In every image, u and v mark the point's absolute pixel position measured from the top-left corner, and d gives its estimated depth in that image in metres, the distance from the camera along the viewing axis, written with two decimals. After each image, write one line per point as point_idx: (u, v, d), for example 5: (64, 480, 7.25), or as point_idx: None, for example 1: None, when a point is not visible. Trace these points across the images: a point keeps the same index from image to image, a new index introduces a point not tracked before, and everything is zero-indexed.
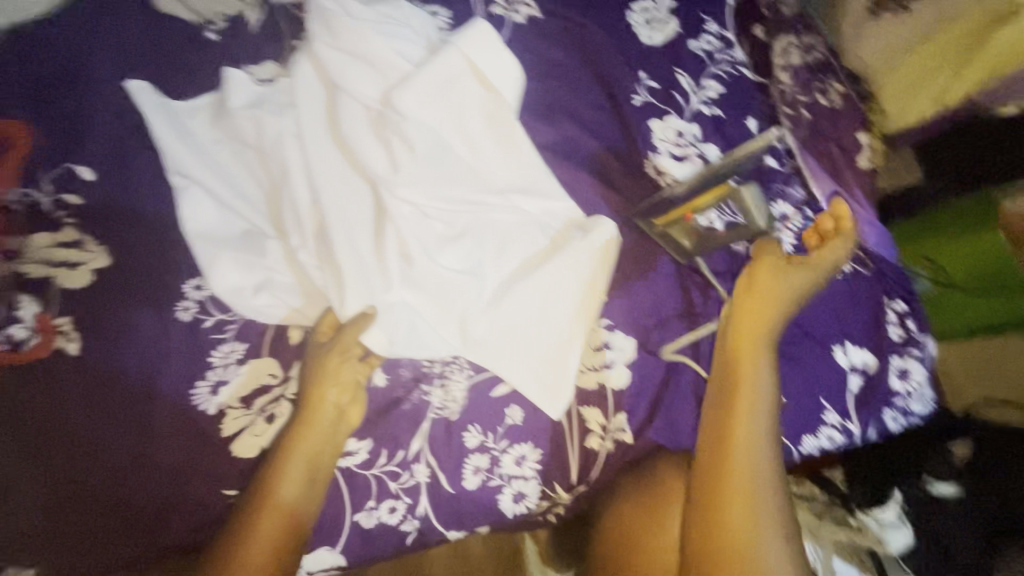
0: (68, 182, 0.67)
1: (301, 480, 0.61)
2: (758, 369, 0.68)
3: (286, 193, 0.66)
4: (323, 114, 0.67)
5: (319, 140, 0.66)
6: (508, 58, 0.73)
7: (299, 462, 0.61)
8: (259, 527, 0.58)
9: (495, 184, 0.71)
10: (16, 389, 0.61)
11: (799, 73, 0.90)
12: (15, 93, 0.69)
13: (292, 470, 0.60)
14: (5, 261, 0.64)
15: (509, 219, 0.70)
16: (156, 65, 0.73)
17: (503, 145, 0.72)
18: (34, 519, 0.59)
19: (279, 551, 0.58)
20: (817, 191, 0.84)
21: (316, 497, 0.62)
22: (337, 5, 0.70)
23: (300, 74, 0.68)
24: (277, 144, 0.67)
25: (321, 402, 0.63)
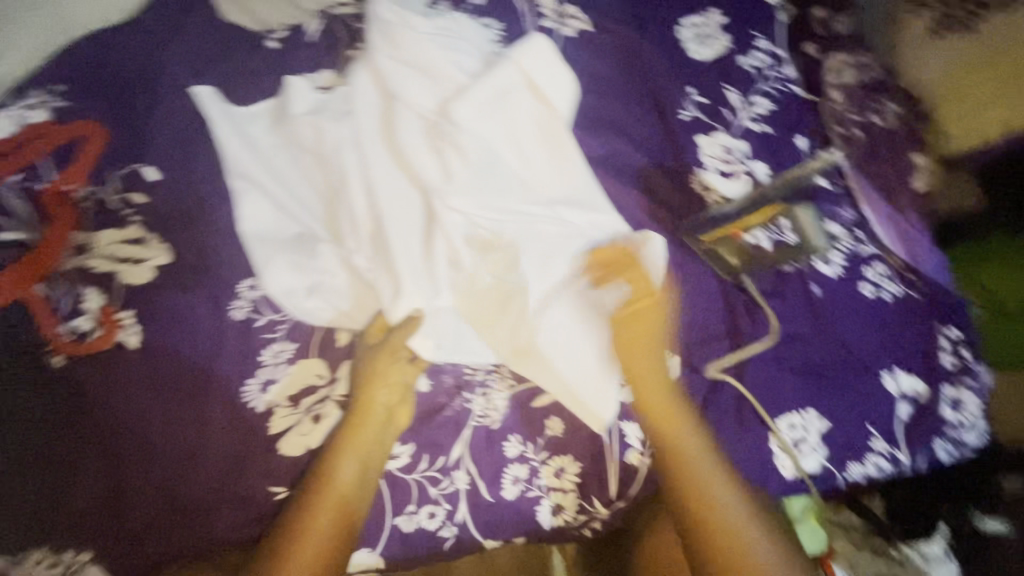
0: (135, 181, 0.70)
1: (351, 480, 0.62)
2: (682, 429, 0.68)
3: (342, 198, 0.68)
4: (381, 122, 0.69)
5: (376, 147, 0.68)
6: (563, 69, 0.74)
7: (351, 462, 0.62)
8: (313, 523, 0.60)
9: (545, 194, 0.71)
10: (84, 378, 0.64)
11: (852, 92, 0.89)
12: (92, 97, 0.73)
13: (344, 468, 0.62)
14: (73, 255, 0.66)
15: (557, 230, 0.69)
16: (219, 71, 0.76)
17: (553, 157, 0.72)
18: (98, 504, 0.62)
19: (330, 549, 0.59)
20: (868, 212, 0.83)
21: (366, 497, 0.63)
22: (398, 21, 0.73)
23: (361, 83, 0.71)
24: (335, 150, 0.69)
25: (372, 405, 0.64)
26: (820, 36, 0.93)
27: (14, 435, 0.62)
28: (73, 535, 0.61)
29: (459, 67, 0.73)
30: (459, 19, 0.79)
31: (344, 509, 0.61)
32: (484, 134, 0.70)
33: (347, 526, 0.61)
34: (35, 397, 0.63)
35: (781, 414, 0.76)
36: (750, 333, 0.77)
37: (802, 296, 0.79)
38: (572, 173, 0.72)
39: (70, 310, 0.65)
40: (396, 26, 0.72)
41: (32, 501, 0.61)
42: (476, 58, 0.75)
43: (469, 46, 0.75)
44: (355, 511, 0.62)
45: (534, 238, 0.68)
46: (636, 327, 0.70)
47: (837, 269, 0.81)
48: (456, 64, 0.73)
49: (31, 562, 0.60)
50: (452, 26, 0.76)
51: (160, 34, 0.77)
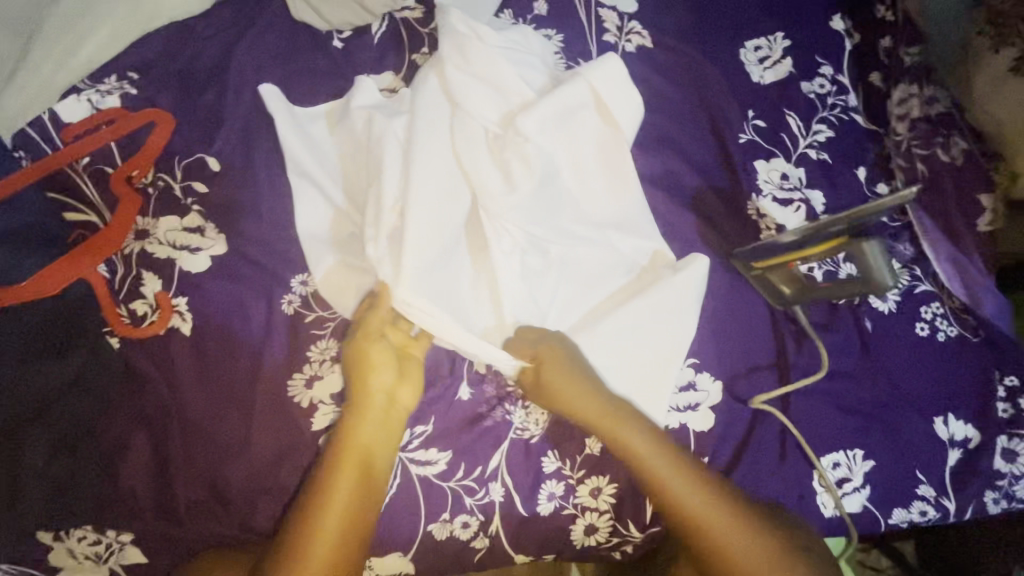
0: (198, 171, 0.71)
1: (359, 471, 0.59)
2: (639, 437, 0.63)
3: (382, 190, 0.64)
4: (440, 126, 0.68)
5: (432, 148, 0.66)
6: (632, 93, 0.73)
7: (357, 450, 0.59)
8: (325, 514, 0.56)
9: (594, 218, 0.72)
10: (138, 360, 0.65)
11: (916, 124, 0.85)
12: (162, 86, 0.75)
13: (352, 457, 0.59)
14: (137, 240, 0.69)
15: (605, 254, 0.71)
16: (287, 69, 0.77)
17: (609, 182, 0.73)
18: (139, 482, 0.62)
19: (344, 543, 0.56)
20: (928, 249, 0.81)
21: (378, 489, 0.60)
22: (470, 30, 0.72)
23: (425, 84, 0.69)
24: (388, 144, 0.66)
25: (372, 392, 0.61)
26: (884, 64, 0.90)
27: (67, 413, 0.61)
28: (115, 516, 0.62)
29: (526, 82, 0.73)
30: (526, 30, 0.78)
31: (356, 501, 0.57)
32: (544, 152, 0.69)
33: (360, 518, 0.57)
34: (94, 375, 0.63)
35: (827, 451, 0.74)
36: (798, 365, 0.76)
37: (854, 331, 0.78)
38: (624, 201, 0.73)
39: (129, 291, 0.67)
40: (466, 31, 0.71)
41: (77, 479, 0.61)
42: (544, 76, 0.75)
43: (536, 62, 0.75)
44: (370, 504, 0.59)
45: (579, 258, 0.70)
46: (673, 356, 0.69)
47: (890, 305, 0.79)
48: (523, 79, 0.72)
49: (77, 538, 0.61)
50: (521, 40, 0.76)
51: (232, 29, 0.79)
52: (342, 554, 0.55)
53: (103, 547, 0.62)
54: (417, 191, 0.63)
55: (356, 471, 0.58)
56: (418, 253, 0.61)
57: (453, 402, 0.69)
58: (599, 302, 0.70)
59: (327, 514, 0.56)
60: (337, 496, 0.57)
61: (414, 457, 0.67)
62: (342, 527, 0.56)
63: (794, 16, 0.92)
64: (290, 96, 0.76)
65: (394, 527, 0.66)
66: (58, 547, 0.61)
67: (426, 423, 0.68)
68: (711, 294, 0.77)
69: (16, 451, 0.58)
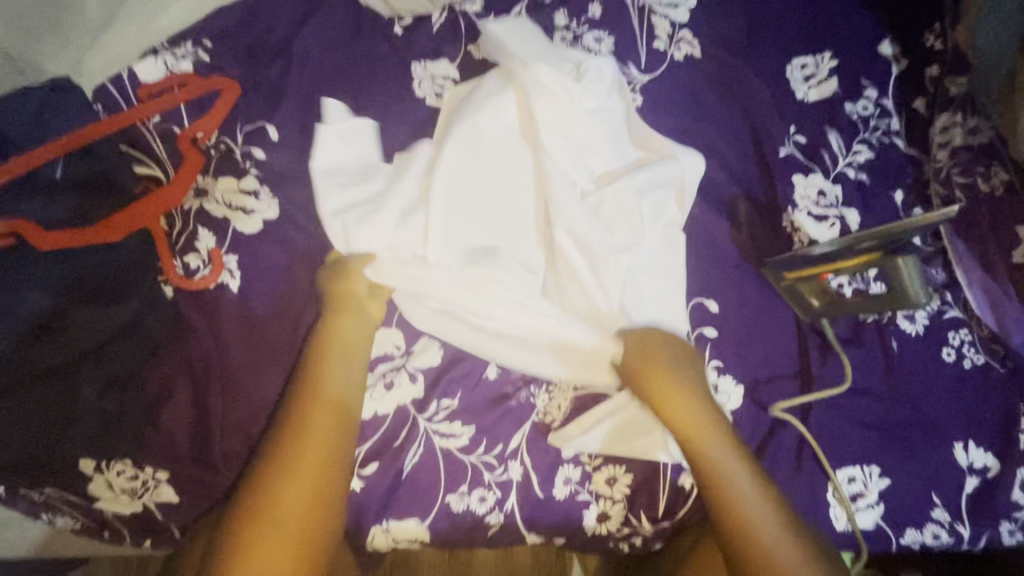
0: (257, 137, 0.75)
1: (340, 371, 0.63)
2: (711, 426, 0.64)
3: (444, 216, 0.68)
4: (507, 166, 0.71)
5: (492, 187, 0.71)
6: (692, 162, 0.76)
7: (338, 351, 0.64)
8: (310, 400, 0.60)
9: (654, 270, 0.71)
10: (184, 310, 0.68)
11: (958, 153, 0.86)
12: (232, 56, 0.79)
13: (333, 352, 0.64)
14: (196, 197, 0.71)
15: (652, 301, 0.70)
16: (349, 49, 0.81)
17: (667, 238, 0.73)
18: (178, 429, 0.65)
19: (328, 429, 0.59)
20: (961, 276, 0.82)
21: (355, 386, 0.63)
22: (551, 73, 0.72)
23: (497, 117, 0.72)
24: (449, 173, 0.69)
25: (349, 297, 0.66)
26: (929, 93, 0.91)
27: (117, 353, 0.65)
28: (152, 454, 0.64)
29: (598, 128, 0.73)
30: (601, 63, 0.77)
31: (340, 395, 0.61)
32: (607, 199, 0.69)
33: (341, 408, 0.61)
34: (146, 320, 0.67)
35: (843, 465, 0.74)
36: (822, 377, 0.76)
37: (879, 349, 0.78)
38: (671, 261, 0.72)
39: (185, 245, 0.70)
40: (544, 71, 0.72)
41: (124, 417, 0.64)
42: (618, 125, 0.76)
43: (612, 106, 0.76)
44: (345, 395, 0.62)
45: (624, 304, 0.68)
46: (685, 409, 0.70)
47: (918, 327, 0.80)
48: (595, 124, 0.73)
49: (115, 471, 0.64)
50: (601, 82, 0.76)
51: (301, 7, 0.83)
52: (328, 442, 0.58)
53: (139, 483, 0.64)
54: (468, 228, 0.69)
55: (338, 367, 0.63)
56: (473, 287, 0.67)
57: (480, 381, 0.71)
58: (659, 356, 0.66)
59: (316, 403, 0.60)
60: (325, 385, 0.61)
61: (438, 428, 0.69)
62: (327, 416, 0.60)
63: (843, 38, 0.93)
64: (351, 74, 0.80)
65: (413, 492, 0.68)
66: (97, 478, 0.63)
67: (452, 397, 0.70)
68: (739, 301, 0.78)
69: (73, 381, 0.63)
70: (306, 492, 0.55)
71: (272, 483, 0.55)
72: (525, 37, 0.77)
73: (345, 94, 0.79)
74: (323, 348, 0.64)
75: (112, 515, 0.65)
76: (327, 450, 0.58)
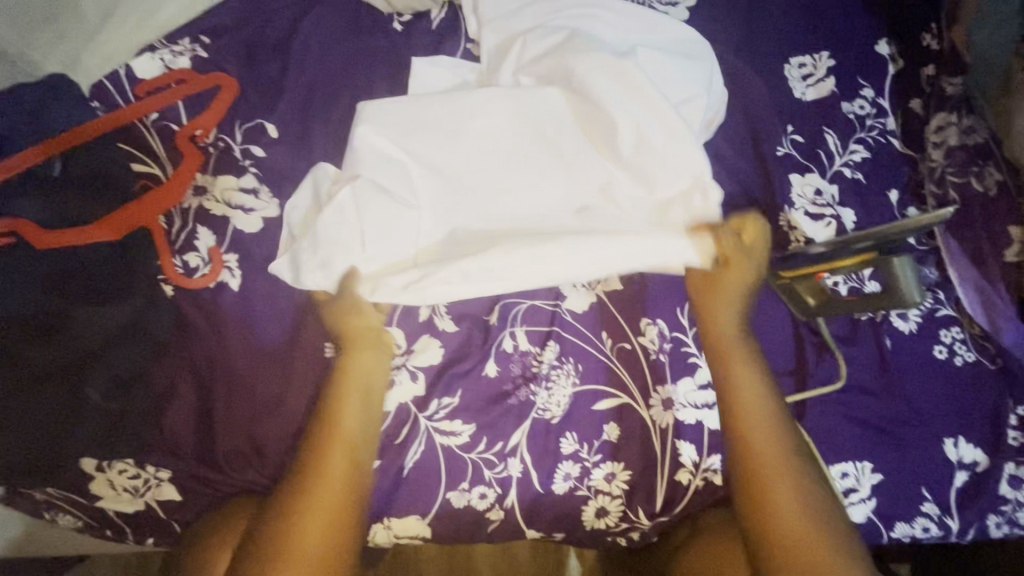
0: (257, 135, 0.74)
1: (349, 431, 0.61)
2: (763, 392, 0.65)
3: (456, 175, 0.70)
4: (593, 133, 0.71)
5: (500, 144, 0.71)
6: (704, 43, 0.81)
7: (354, 407, 0.62)
8: (324, 466, 0.59)
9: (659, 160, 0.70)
10: (186, 311, 0.68)
11: (954, 153, 0.87)
12: (231, 52, 0.78)
13: (346, 410, 0.61)
14: (195, 195, 0.71)
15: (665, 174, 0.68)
16: (348, 45, 0.80)
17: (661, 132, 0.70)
18: (184, 430, 0.66)
19: (342, 487, 0.58)
20: (953, 274, 0.83)
21: (371, 441, 0.62)
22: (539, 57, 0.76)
23: (528, 113, 0.72)
24: (535, 173, 0.70)
25: (355, 330, 0.64)
26: (926, 92, 0.91)
27: (124, 355, 0.64)
28: (156, 453, 0.65)
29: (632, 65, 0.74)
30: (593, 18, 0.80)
31: (356, 443, 0.61)
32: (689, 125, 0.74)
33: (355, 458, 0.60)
34: (147, 319, 0.66)
35: (836, 461, 0.75)
36: (816, 375, 0.78)
37: (873, 347, 0.79)
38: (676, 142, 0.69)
39: (184, 244, 0.70)
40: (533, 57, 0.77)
41: (129, 418, 0.64)
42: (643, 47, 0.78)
43: (613, 36, 0.79)
44: (363, 445, 0.61)
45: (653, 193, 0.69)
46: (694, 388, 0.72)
47: (912, 323, 0.81)
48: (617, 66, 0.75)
49: (117, 470, 0.65)
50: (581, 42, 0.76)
51: (300, 4, 0.82)
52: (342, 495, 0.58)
53: (140, 482, 0.65)
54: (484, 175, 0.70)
55: (351, 422, 0.61)
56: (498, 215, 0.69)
57: (480, 379, 0.72)
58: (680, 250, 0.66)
59: (326, 461, 0.59)
60: (337, 445, 0.60)
61: (438, 426, 0.70)
62: (340, 474, 0.59)
63: (842, 36, 0.93)
64: (350, 71, 0.79)
65: (415, 490, 0.69)
66: (99, 477, 0.64)
67: (453, 395, 0.71)
68: None
69: (77, 384, 0.62)
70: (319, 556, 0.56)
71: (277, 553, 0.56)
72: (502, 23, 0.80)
73: (344, 93, 0.78)
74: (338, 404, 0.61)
75: (113, 513, 0.66)
76: (338, 508, 0.58)
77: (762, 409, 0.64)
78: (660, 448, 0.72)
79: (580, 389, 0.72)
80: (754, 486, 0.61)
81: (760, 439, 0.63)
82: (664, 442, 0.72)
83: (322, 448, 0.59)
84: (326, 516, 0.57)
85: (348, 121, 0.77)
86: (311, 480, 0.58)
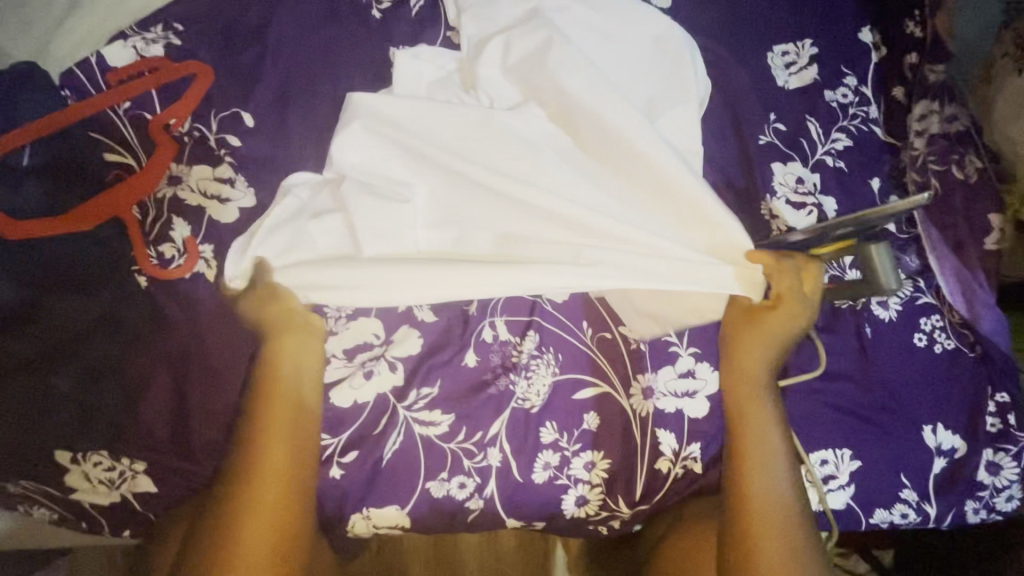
0: (232, 124, 0.73)
1: (289, 413, 0.62)
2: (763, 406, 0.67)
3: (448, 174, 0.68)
4: (601, 142, 0.70)
5: (493, 142, 0.69)
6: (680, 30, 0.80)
7: (288, 388, 0.63)
8: (268, 449, 0.60)
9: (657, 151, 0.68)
10: (161, 302, 0.67)
11: (935, 141, 0.87)
12: (205, 39, 0.77)
13: (286, 392, 0.62)
14: (170, 185, 0.70)
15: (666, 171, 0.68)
16: (326, 32, 0.79)
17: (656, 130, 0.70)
18: (160, 423, 0.65)
19: (288, 467, 0.60)
20: (933, 262, 0.83)
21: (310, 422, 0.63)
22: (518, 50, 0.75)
23: (530, 119, 0.71)
24: (545, 175, 0.69)
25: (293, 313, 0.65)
26: (909, 80, 0.91)
27: (96, 345, 0.64)
28: (131, 445, 0.64)
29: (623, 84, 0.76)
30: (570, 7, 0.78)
31: (296, 433, 0.61)
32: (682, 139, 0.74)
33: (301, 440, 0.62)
34: (122, 311, 0.66)
35: (816, 448, 0.76)
36: (797, 363, 0.78)
37: (853, 336, 0.80)
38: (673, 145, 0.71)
39: (159, 235, 0.69)
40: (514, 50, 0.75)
41: (102, 409, 0.63)
42: (637, 58, 0.78)
43: (591, 33, 0.78)
44: (306, 424, 0.63)
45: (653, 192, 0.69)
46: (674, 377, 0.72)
47: (892, 311, 0.81)
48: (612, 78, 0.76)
49: (92, 463, 0.64)
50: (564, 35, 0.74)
51: None
52: (289, 472, 0.60)
53: (115, 474, 0.65)
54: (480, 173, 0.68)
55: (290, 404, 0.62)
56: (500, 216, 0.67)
57: (460, 369, 0.72)
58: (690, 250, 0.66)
59: (267, 444, 0.60)
60: (280, 427, 0.61)
61: (417, 416, 0.70)
62: (284, 454, 0.60)
63: (825, 24, 0.93)
64: (328, 59, 0.79)
65: (394, 480, 0.69)
66: (74, 469, 0.64)
67: (432, 385, 0.71)
68: None
69: (48, 372, 0.62)
70: (274, 535, 0.57)
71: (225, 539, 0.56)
72: (487, 20, 0.78)
73: (322, 82, 0.78)
74: (273, 386, 0.62)
75: (89, 506, 0.65)
76: (286, 486, 0.59)
77: (767, 434, 0.66)
78: (640, 438, 0.72)
79: (563, 378, 0.72)
80: (746, 510, 0.62)
81: (758, 464, 0.65)
82: (642, 432, 0.72)
83: (264, 433, 0.60)
84: (275, 503, 0.58)
85: (327, 110, 0.77)
86: (257, 465, 0.59)
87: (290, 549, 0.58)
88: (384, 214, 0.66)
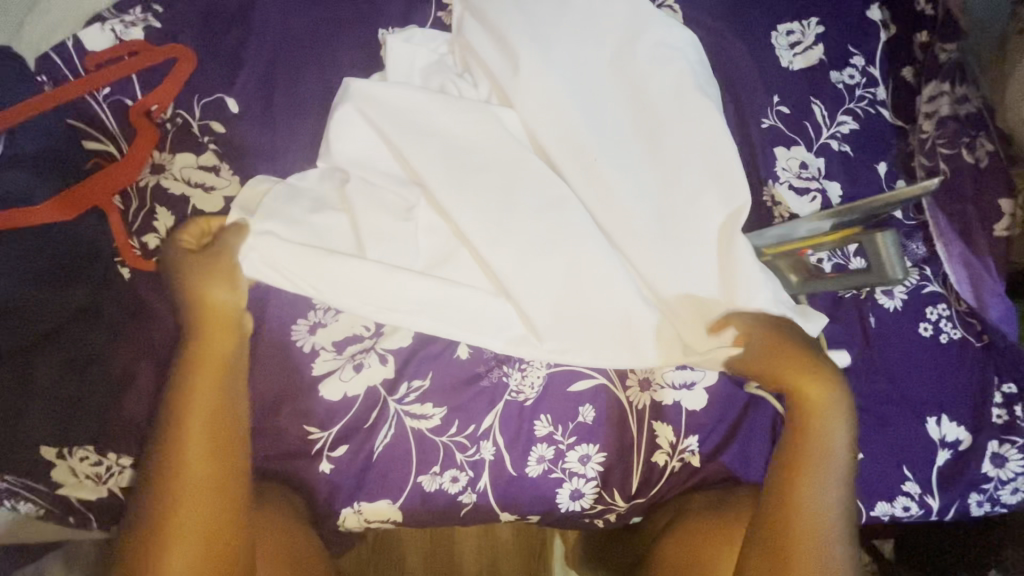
0: (216, 110, 0.71)
1: (207, 412, 0.56)
2: (831, 424, 0.62)
3: (441, 183, 0.67)
4: (607, 157, 0.70)
5: (480, 155, 0.69)
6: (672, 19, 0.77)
7: (210, 382, 0.57)
8: (191, 460, 0.54)
9: (646, 167, 0.71)
10: (144, 292, 0.66)
11: (945, 122, 0.84)
12: (187, 22, 0.74)
13: (199, 392, 0.56)
14: (152, 173, 0.69)
15: (657, 185, 0.70)
16: (312, 14, 0.77)
17: (647, 138, 0.72)
18: (143, 417, 0.63)
19: (213, 476, 0.54)
20: (941, 249, 0.81)
21: (237, 414, 0.58)
22: (500, 47, 0.73)
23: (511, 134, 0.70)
24: (540, 189, 0.68)
25: (214, 301, 0.59)
26: (918, 60, 0.89)
27: (77, 335, 0.63)
28: (116, 439, 0.63)
29: (632, 97, 0.73)
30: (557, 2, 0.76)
31: (218, 424, 0.56)
32: (682, 138, 0.71)
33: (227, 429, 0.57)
34: (104, 300, 0.65)
35: None
36: None
37: (856, 325, 0.78)
38: (665, 148, 0.71)
39: (142, 226, 0.67)
40: (496, 48, 0.73)
41: (85, 402, 0.63)
42: (621, 52, 0.75)
43: (572, 25, 0.75)
44: (233, 423, 0.57)
45: (652, 202, 0.70)
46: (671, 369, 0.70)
47: (898, 299, 0.78)
48: (622, 91, 0.74)
49: (79, 458, 0.63)
50: (544, 40, 0.73)
51: None
52: (210, 484, 0.54)
53: (103, 469, 0.63)
54: (476, 189, 0.68)
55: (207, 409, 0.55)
56: (500, 228, 0.67)
57: (452, 361, 0.70)
58: (702, 262, 0.68)
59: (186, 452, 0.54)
60: (200, 431, 0.55)
61: (409, 409, 0.68)
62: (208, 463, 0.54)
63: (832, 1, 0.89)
64: (314, 41, 0.76)
65: (384, 474, 0.68)
66: (60, 464, 0.62)
67: (424, 378, 0.69)
68: None
69: (28, 366, 0.62)
70: (204, 538, 0.52)
71: (159, 543, 0.52)
72: (480, 9, 0.75)
73: (308, 65, 0.75)
74: (192, 382, 0.57)
75: (78, 501, 0.64)
76: (221, 483, 0.55)
77: (832, 447, 0.61)
78: (636, 431, 0.71)
79: (557, 369, 0.71)
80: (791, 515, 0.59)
81: (815, 476, 0.60)
82: (637, 424, 0.71)
83: (183, 441, 0.54)
84: (205, 499, 0.53)
85: (312, 94, 0.74)
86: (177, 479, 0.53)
87: (228, 563, 0.53)
88: (385, 215, 0.66)
